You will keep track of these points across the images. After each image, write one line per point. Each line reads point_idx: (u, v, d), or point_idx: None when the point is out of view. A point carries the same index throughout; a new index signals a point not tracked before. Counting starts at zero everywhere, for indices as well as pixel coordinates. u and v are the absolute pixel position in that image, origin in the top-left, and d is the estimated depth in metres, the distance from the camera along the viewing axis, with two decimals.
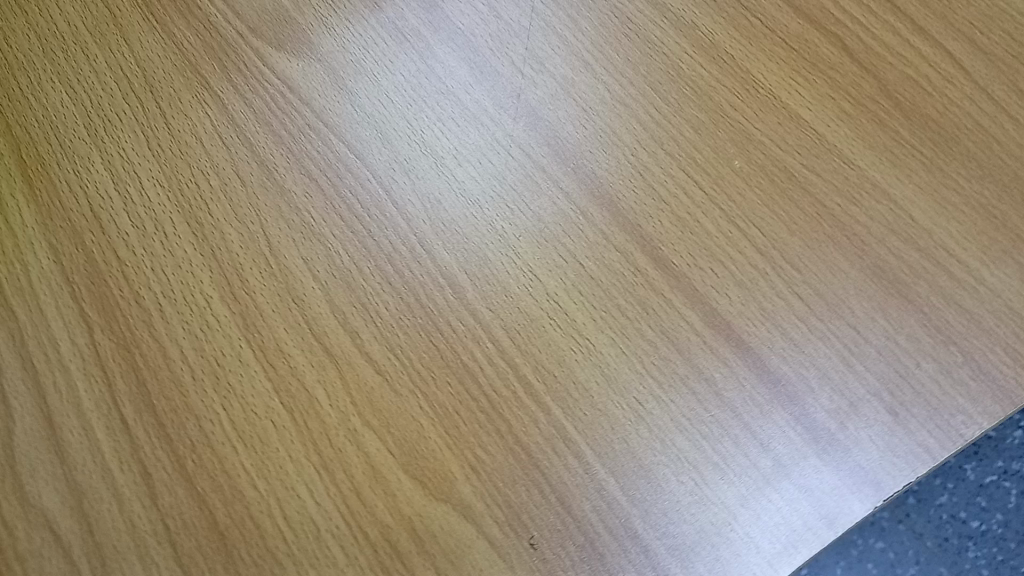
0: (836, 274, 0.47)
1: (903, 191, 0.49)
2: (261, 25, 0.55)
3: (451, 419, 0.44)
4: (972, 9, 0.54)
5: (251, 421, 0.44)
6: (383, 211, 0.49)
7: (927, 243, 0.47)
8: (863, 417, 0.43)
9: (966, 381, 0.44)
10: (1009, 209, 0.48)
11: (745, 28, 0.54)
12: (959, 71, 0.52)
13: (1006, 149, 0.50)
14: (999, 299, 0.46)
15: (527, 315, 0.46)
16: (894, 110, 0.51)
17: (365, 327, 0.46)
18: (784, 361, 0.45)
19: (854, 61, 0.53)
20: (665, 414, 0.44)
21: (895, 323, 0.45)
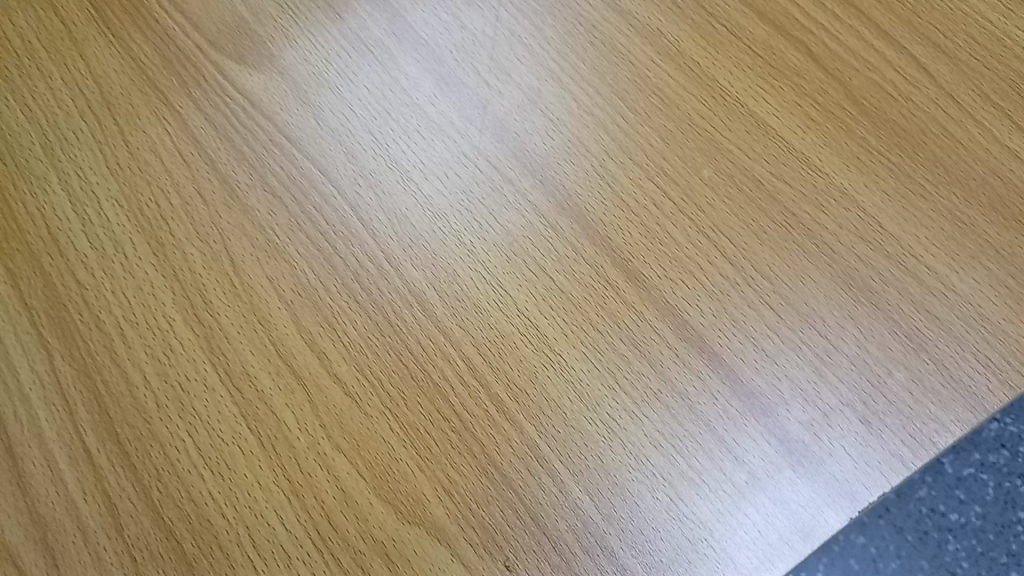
0: (807, 283, 0.47)
1: (872, 197, 0.49)
2: (220, 38, 0.54)
3: (423, 440, 0.43)
4: (934, 14, 0.54)
5: (217, 448, 0.43)
6: (350, 227, 0.48)
7: (896, 250, 0.47)
8: (837, 428, 0.43)
9: (938, 389, 0.44)
10: (977, 214, 0.48)
11: (711, 35, 0.54)
12: (924, 75, 0.52)
13: (973, 153, 0.50)
14: (969, 305, 0.46)
15: (498, 332, 0.46)
16: (861, 116, 0.51)
17: (333, 347, 0.45)
18: (757, 372, 0.44)
19: (820, 67, 0.53)
20: (639, 429, 0.43)
21: (866, 332, 0.45)
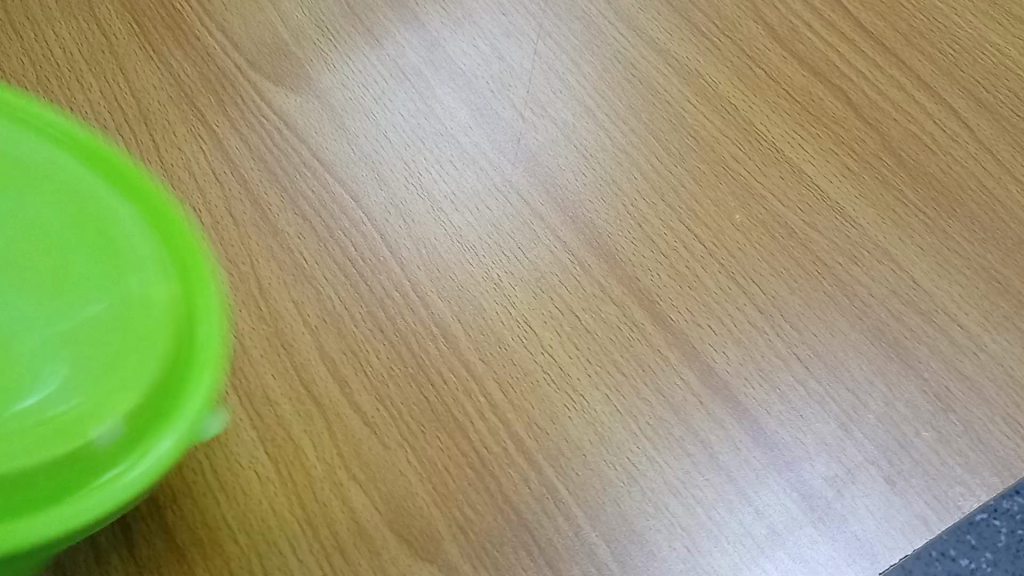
0: (836, 336, 0.46)
1: (905, 251, 0.48)
2: (260, 59, 0.54)
3: (441, 475, 0.43)
4: (976, 67, 0.54)
5: (234, 471, 0.42)
6: (377, 255, 0.48)
7: (928, 306, 0.47)
8: (862, 486, 0.42)
9: (965, 451, 0.43)
10: (1012, 274, 0.48)
11: (749, 78, 0.54)
12: (964, 129, 0.52)
13: (1010, 211, 0.50)
14: (1000, 367, 0.45)
15: (521, 368, 0.45)
16: (898, 168, 0.51)
17: (355, 376, 0.45)
18: (781, 424, 0.44)
19: (858, 116, 0.52)
20: (658, 476, 0.43)
21: (894, 390, 0.45)
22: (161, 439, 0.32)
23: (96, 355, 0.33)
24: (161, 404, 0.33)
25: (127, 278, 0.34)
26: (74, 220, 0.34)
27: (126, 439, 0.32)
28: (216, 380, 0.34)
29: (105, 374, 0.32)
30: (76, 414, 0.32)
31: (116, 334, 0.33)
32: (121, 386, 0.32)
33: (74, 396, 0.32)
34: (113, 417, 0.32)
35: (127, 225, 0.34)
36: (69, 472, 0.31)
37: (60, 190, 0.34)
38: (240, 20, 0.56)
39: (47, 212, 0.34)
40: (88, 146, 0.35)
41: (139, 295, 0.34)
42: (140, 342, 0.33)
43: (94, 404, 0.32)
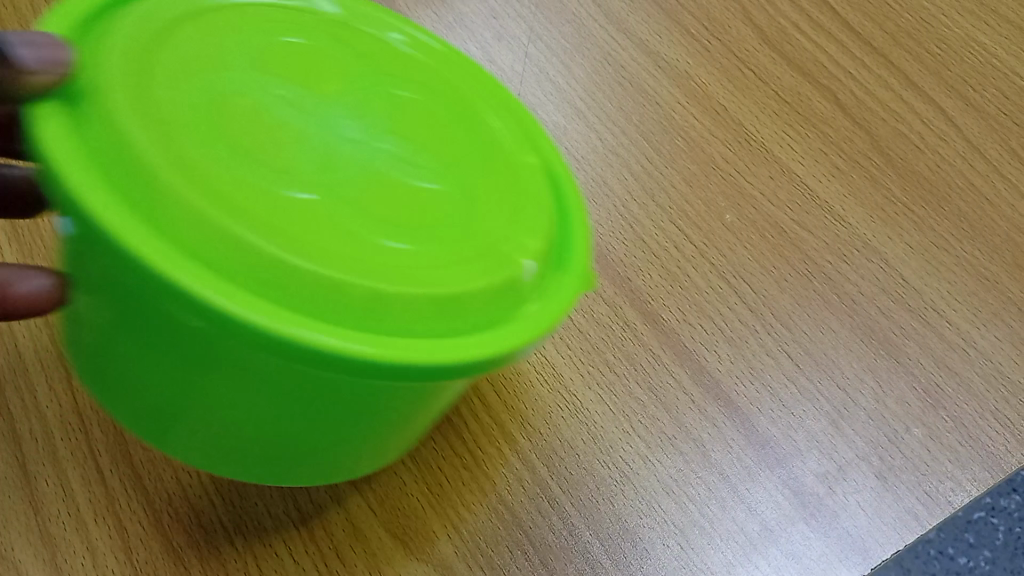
0: (825, 333, 0.46)
1: (895, 250, 0.49)
2: None
3: (435, 476, 0.43)
4: (963, 66, 0.55)
5: None
6: None
7: (917, 303, 0.47)
8: (852, 482, 0.43)
9: (956, 447, 0.44)
10: (1000, 270, 0.48)
11: (738, 79, 0.54)
12: (952, 128, 0.52)
13: (998, 208, 0.50)
14: (989, 363, 0.46)
15: (514, 369, 0.45)
16: (886, 167, 0.51)
17: None
18: (772, 421, 0.44)
19: (846, 115, 0.53)
20: (651, 474, 0.43)
21: (885, 386, 0.45)
22: (508, 325, 0.28)
23: (485, 220, 0.29)
24: (530, 287, 0.29)
25: (436, 173, 0.29)
26: (463, 112, 0.32)
27: (463, 317, 0.27)
28: (578, 291, 0.30)
29: (503, 236, 0.29)
30: (448, 285, 0.26)
31: (498, 207, 0.29)
32: (496, 253, 0.28)
33: (441, 260, 0.27)
34: (499, 273, 0.28)
35: (505, 126, 0.33)
36: (381, 316, 0.25)
37: (451, 94, 0.32)
38: None
39: (434, 105, 0.31)
40: (491, 82, 0.34)
41: (544, 205, 0.31)
42: (520, 217, 0.30)
43: (476, 248, 0.28)
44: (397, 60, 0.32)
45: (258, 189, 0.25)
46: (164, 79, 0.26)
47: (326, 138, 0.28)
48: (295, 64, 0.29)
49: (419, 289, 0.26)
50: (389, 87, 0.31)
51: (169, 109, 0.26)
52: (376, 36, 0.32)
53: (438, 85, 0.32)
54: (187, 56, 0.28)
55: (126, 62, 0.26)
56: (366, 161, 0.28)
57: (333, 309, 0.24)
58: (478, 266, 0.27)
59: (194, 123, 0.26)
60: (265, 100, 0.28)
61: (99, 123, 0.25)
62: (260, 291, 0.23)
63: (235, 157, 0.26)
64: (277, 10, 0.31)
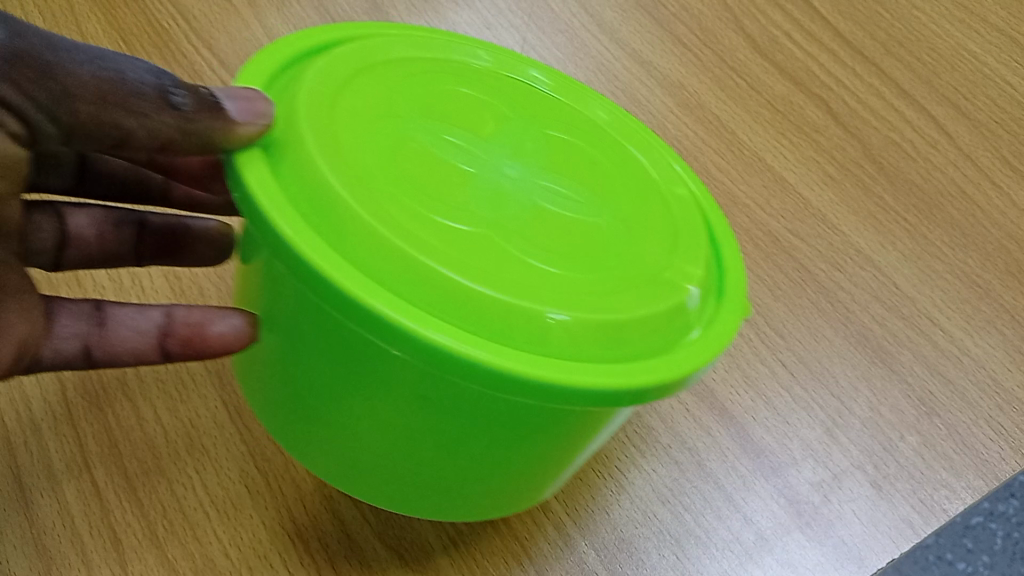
0: (820, 341, 0.46)
1: (888, 257, 0.49)
2: None
3: None
4: (954, 75, 0.55)
5: (224, 486, 0.42)
6: None
7: (910, 311, 0.47)
8: (847, 491, 0.43)
9: (950, 454, 0.43)
10: (993, 278, 0.49)
11: (730, 88, 0.54)
12: (943, 136, 0.53)
13: (990, 216, 0.50)
14: (983, 370, 0.46)
15: None
16: (878, 175, 0.51)
17: None
18: (767, 430, 0.44)
19: (838, 124, 0.53)
20: (646, 484, 0.43)
21: (879, 394, 0.45)
22: (681, 353, 0.28)
23: (646, 259, 0.30)
24: (688, 312, 0.29)
25: (587, 212, 0.30)
26: (612, 160, 0.33)
27: (636, 349, 0.27)
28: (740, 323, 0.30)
29: (662, 271, 0.30)
30: (624, 314, 0.27)
31: (653, 246, 0.30)
32: (660, 287, 0.29)
33: (608, 288, 0.28)
34: (668, 306, 0.28)
35: (654, 170, 0.34)
36: (537, 341, 0.25)
37: (596, 141, 0.34)
38: (226, 38, 0.57)
39: (577, 151, 0.33)
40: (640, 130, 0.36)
41: (699, 242, 0.32)
42: (676, 255, 0.30)
43: (642, 282, 0.29)
44: (552, 109, 0.34)
45: (445, 225, 0.27)
46: (343, 118, 0.28)
47: (498, 186, 0.29)
48: (471, 117, 0.32)
49: (595, 315, 0.26)
50: (544, 137, 0.33)
51: (361, 149, 0.28)
52: (521, 86, 0.35)
53: (579, 130, 0.34)
54: (357, 96, 0.30)
55: (304, 100, 0.28)
56: (532, 207, 0.29)
57: (520, 336, 0.25)
58: (649, 298, 0.28)
59: (379, 162, 0.28)
60: (432, 142, 0.30)
61: (290, 164, 0.27)
62: (447, 316, 0.25)
63: (419, 197, 0.27)
64: (442, 64, 0.33)
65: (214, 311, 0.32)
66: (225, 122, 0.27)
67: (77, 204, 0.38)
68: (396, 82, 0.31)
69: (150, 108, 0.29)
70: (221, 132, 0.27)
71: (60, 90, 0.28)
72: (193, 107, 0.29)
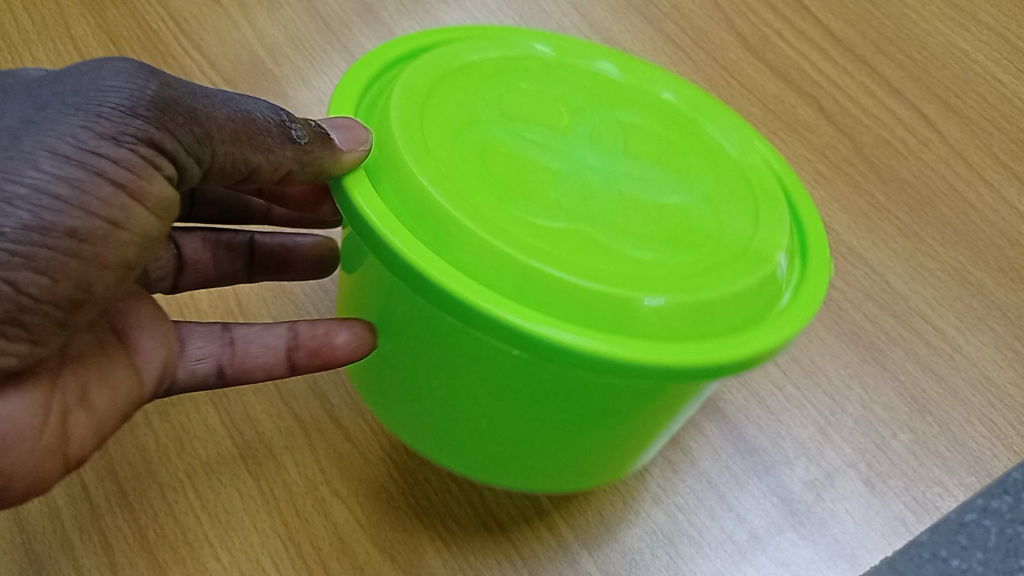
0: (812, 340, 0.47)
1: (880, 255, 0.49)
2: (236, 76, 0.55)
3: (422, 488, 0.43)
4: (944, 72, 0.55)
5: (215, 489, 0.42)
6: None
7: (903, 309, 0.47)
8: (839, 489, 0.43)
9: (943, 452, 0.43)
10: (984, 275, 0.48)
11: (722, 86, 0.54)
12: (934, 134, 0.53)
13: (982, 213, 0.50)
14: (975, 368, 0.46)
15: None
16: (870, 173, 0.51)
17: (335, 390, 0.46)
18: (760, 430, 0.44)
19: (830, 122, 0.53)
20: (640, 484, 0.43)
21: (871, 392, 0.45)
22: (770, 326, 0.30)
23: (731, 239, 0.32)
24: (775, 283, 0.31)
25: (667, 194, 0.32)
26: (688, 143, 0.35)
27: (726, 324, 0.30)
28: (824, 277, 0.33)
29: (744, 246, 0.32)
30: (714, 295, 0.29)
31: (735, 224, 0.33)
32: (745, 261, 0.31)
33: (696, 272, 0.30)
34: (752, 282, 0.30)
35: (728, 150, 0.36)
36: (626, 321, 0.28)
37: (672, 125, 0.36)
38: (216, 39, 0.56)
39: (656, 139, 0.35)
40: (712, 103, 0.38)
41: (775, 215, 0.34)
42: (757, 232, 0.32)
43: (726, 261, 0.31)
44: (624, 93, 0.36)
45: (540, 229, 0.29)
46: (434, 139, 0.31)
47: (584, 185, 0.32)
48: (553, 123, 0.34)
49: (687, 300, 0.29)
50: (625, 131, 0.35)
51: (458, 170, 0.31)
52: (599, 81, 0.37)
53: (652, 117, 0.36)
54: (443, 117, 0.32)
55: (398, 129, 0.31)
56: (620, 199, 0.32)
57: (617, 325, 0.28)
58: (737, 276, 0.30)
59: (479, 179, 0.31)
60: (515, 142, 0.32)
61: (388, 179, 0.30)
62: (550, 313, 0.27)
63: (513, 206, 0.30)
64: (516, 62, 0.36)
65: (335, 321, 0.35)
66: (336, 152, 0.30)
67: (186, 228, 0.40)
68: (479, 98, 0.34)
69: (271, 138, 0.30)
70: (330, 160, 0.29)
71: (201, 133, 0.28)
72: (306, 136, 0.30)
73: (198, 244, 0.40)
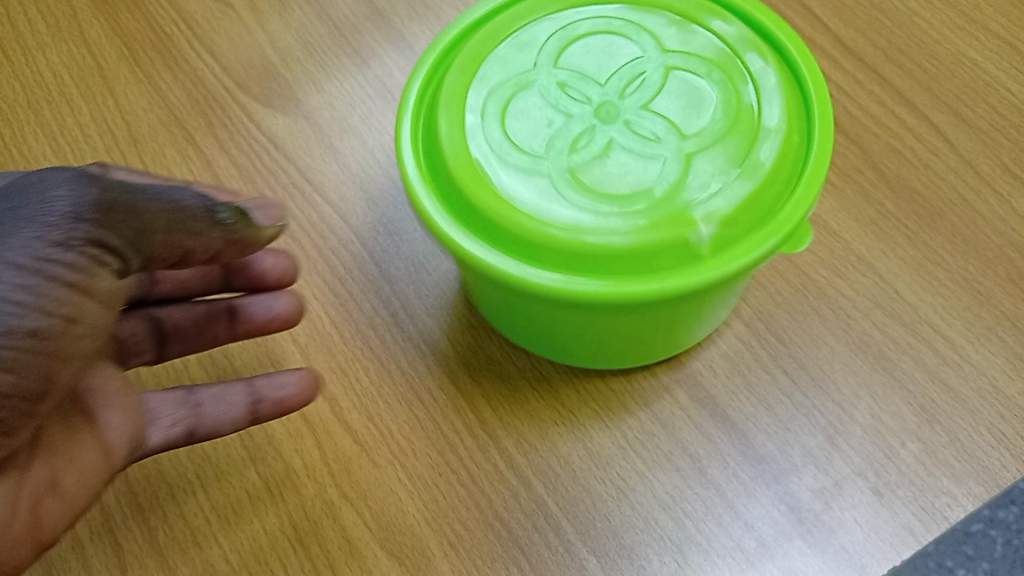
0: (821, 348, 0.47)
1: (888, 264, 0.49)
2: (249, 81, 0.55)
3: (431, 492, 0.43)
4: (955, 81, 0.55)
5: (224, 491, 0.43)
6: (367, 273, 0.49)
7: (912, 318, 0.47)
8: (848, 497, 0.43)
9: (951, 462, 0.43)
10: (994, 285, 0.48)
11: None
12: (944, 143, 0.53)
13: (992, 223, 0.50)
14: (984, 378, 0.46)
15: (510, 386, 0.46)
16: (879, 182, 0.51)
17: (344, 394, 0.45)
18: (768, 437, 0.44)
19: (838, 131, 0.53)
20: (648, 490, 0.43)
21: (880, 401, 0.45)
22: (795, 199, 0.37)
23: (753, 132, 0.38)
24: (786, 181, 0.37)
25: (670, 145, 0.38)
26: (694, 50, 0.40)
27: (757, 218, 0.37)
28: (818, 78, 0.40)
29: (766, 134, 0.38)
30: (746, 197, 0.36)
31: (752, 114, 0.38)
32: (766, 153, 0.37)
33: (727, 181, 0.37)
34: (775, 169, 0.37)
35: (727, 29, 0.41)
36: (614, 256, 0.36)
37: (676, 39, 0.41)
38: (229, 43, 0.57)
39: (667, 59, 0.40)
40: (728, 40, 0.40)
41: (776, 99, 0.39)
42: (771, 111, 0.38)
43: (751, 160, 0.37)
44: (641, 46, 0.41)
45: (594, 185, 0.37)
46: (488, 118, 0.39)
47: (619, 130, 0.39)
48: (575, 74, 0.40)
49: (725, 210, 0.36)
50: (638, 63, 0.40)
51: (515, 141, 0.39)
52: (596, 18, 0.42)
53: (655, 35, 0.41)
54: (486, 101, 0.40)
55: (455, 121, 0.39)
56: (656, 134, 0.39)
57: (676, 249, 0.36)
58: (763, 172, 0.37)
59: (532, 144, 0.39)
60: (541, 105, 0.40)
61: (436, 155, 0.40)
62: (623, 264, 0.36)
63: (569, 164, 0.38)
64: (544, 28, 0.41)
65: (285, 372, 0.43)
66: (257, 224, 0.35)
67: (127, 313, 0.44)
68: (508, 71, 0.40)
69: (201, 223, 0.33)
70: (252, 234, 0.35)
71: (138, 228, 0.32)
72: (231, 215, 0.34)
73: (135, 323, 0.44)
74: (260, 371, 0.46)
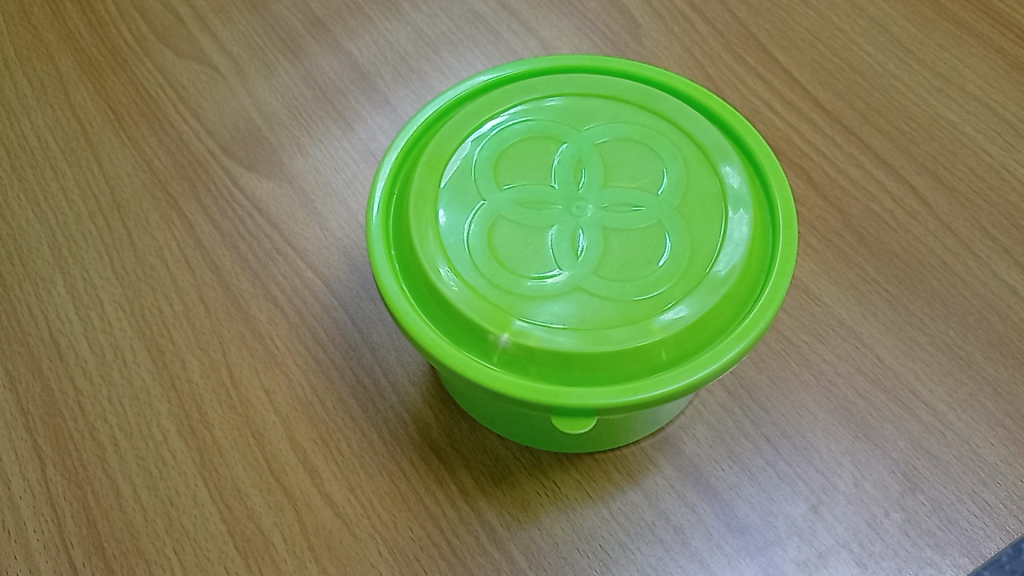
0: (803, 414, 0.47)
1: (869, 329, 0.49)
2: (233, 145, 0.56)
3: (412, 567, 0.42)
4: (933, 144, 0.56)
5: (203, 568, 0.42)
6: (349, 341, 0.49)
7: (893, 384, 0.47)
8: (833, 570, 0.42)
9: (935, 532, 0.43)
10: (975, 349, 0.48)
11: None
12: (923, 207, 0.53)
13: (971, 287, 0.50)
14: (966, 445, 0.46)
15: (493, 456, 0.46)
16: (858, 246, 0.52)
17: (326, 465, 0.45)
18: (751, 507, 0.44)
19: (818, 194, 0.54)
20: (630, 563, 0.42)
21: (863, 469, 0.45)
22: (752, 314, 0.37)
23: (719, 241, 0.38)
24: (738, 303, 0.38)
25: (630, 246, 0.39)
26: (671, 151, 0.41)
27: (715, 331, 0.37)
28: (785, 194, 0.40)
29: (732, 245, 0.38)
30: (706, 309, 0.37)
31: (719, 222, 0.39)
32: (729, 265, 0.38)
33: (690, 289, 0.37)
34: (736, 283, 0.38)
35: (702, 136, 0.41)
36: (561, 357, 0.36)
37: (652, 137, 0.42)
38: (214, 107, 0.58)
39: (643, 155, 0.41)
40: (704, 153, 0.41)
41: (741, 218, 0.39)
42: (737, 222, 0.39)
43: (714, 271, 0.38)
44: (618, 144, 0.41)
45: (554, 283, 0.38)
46: (461, 204, 0.40)
47: (591, 225, 0.39)
48: (552, 165, 0.41)
49: (684, 320, 0.36)
50: (615, 158, 0.41)
51: (482, 225, 0.39)
52: (581, 110, 0.43)
53: (633, 132, 0.42)
54: (461, 186, 0.40)
55: (430, 206, 0.39)
56: (622, 234, 0.39)
57: (633, 359, 0.36)
58: (725, 285, 0.37)
59: (503, 235, 0.39)
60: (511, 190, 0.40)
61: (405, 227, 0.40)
62: (581, 370, 0.36)
63: (536, 260, 0.38)
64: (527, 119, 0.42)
65: None
66: None
67: None
68: (487, 156, 0.41)
69: None
70: None
71: None
72: None
73: None
74: (196, 482, 0.44)
